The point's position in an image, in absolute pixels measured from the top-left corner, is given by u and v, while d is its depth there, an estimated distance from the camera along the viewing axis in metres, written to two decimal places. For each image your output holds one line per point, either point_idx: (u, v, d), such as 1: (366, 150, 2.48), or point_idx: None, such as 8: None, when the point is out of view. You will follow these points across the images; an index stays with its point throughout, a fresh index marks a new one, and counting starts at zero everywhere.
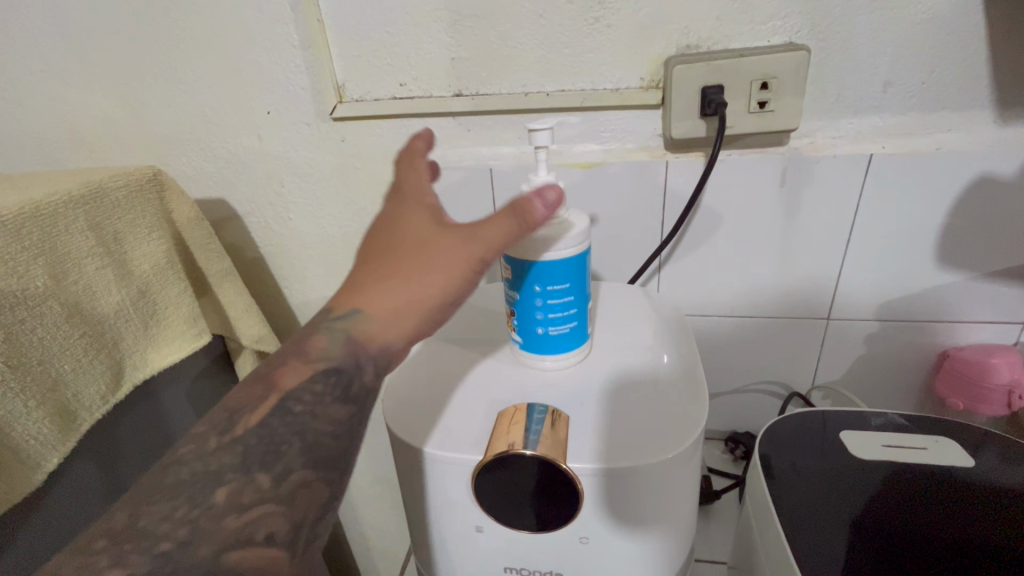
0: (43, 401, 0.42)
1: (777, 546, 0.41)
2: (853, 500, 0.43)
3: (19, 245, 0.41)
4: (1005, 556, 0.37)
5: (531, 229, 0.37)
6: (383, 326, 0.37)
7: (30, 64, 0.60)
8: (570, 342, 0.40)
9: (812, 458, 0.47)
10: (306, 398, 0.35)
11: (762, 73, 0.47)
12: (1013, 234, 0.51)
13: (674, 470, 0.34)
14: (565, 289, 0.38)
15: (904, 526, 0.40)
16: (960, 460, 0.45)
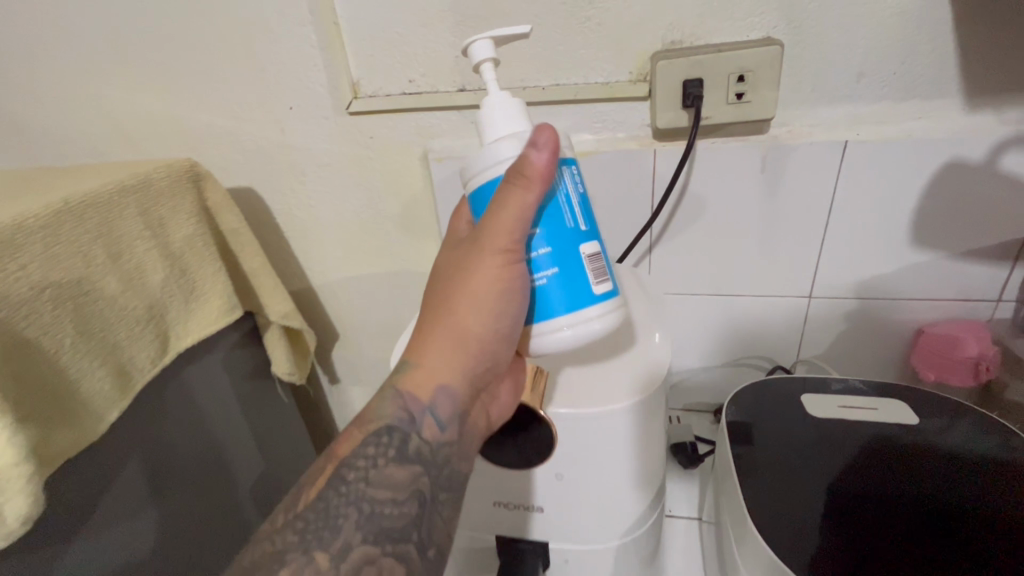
0: (105, 362, 0.49)
1: (736, 500, 0.47)
2: (813, 461, 0.47)
3: (83, 228, 0.47)
4: (952, 518, 0.41)
5: (492, 143, 0.36)
6: (441, 373, 0.40)
7: (78, 67, 0.67)
8: (551, 302, 0.36)
9: (779, 421, 0.52)
10: (361, 462, 0.38)
11: (739, 67, 0.51)
12: (983, 216, 0.54)
13: (637, 418, 0.39)
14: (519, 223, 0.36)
15: (865, 491, 0.44)
16: (908, 420, 0.50)
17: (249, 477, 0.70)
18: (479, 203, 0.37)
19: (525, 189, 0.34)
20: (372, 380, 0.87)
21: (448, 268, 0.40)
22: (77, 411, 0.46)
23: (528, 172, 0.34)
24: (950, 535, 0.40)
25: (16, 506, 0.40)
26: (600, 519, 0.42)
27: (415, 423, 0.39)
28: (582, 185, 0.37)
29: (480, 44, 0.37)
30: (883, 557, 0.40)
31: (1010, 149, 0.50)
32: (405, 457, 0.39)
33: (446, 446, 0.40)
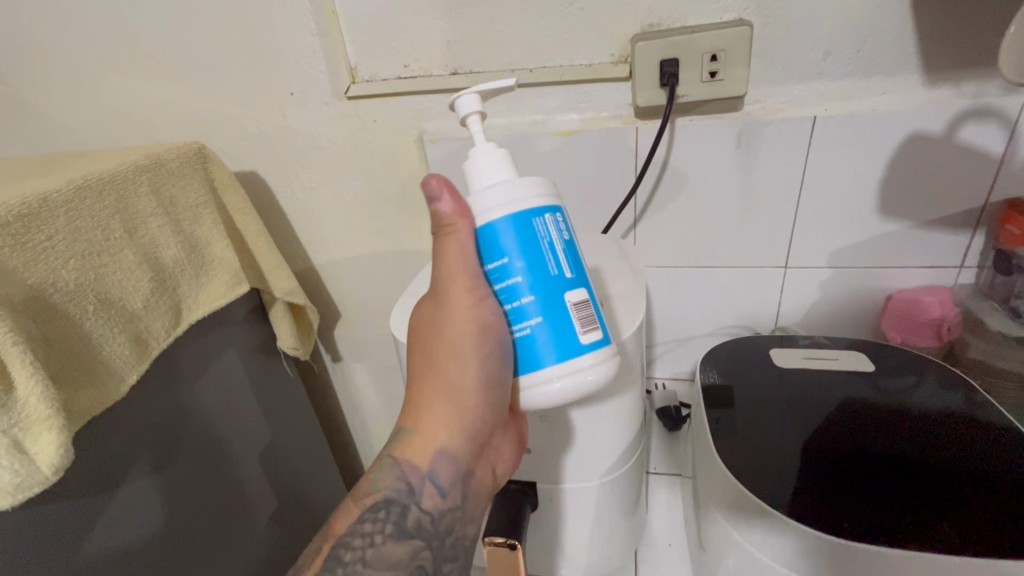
0: (124, 329, 0.52)
1: (709, 450, 0.50)
2: (780, 410, 0.52)
3: (102, 204, 0.51)
4: (913, 462, 0.44)
5: (480, 192, 0.39)
6: (439, 438, 0.43)
7: (85, 57, 0.70)
8: (539, 348, 0.38)
9: (750, 379, 0.56)
10: (357, 541, 0.41)
11: (712, 47, 0.54)
12: (945, 185, 0.57)
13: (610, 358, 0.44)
14: (502, 272, 0.39)
15: (833, 443, 0.47)
16: (864, 366, 0.56)
17: (260, 445, 0.74)
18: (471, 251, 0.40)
19: (454, 232, 0.39)
20: (373, 357, 0.90)
21: (432, 337, 0.44)
22: (101, 373, 0.50)
23: (451, 220, 0.39)
24: (912, 474, 0.43)
25: (49, 455, 0.43)
26: (582, 457, 0.46)
27: (412, 495, 0.42)
28: (567, 231, 0.39)
29: (466, 98, 0.41)
30: (876, 494, 0.43)
31: (968, 120, 0.53)
32: (405, 532, 0.41)
33: (446, 513, 0.43)
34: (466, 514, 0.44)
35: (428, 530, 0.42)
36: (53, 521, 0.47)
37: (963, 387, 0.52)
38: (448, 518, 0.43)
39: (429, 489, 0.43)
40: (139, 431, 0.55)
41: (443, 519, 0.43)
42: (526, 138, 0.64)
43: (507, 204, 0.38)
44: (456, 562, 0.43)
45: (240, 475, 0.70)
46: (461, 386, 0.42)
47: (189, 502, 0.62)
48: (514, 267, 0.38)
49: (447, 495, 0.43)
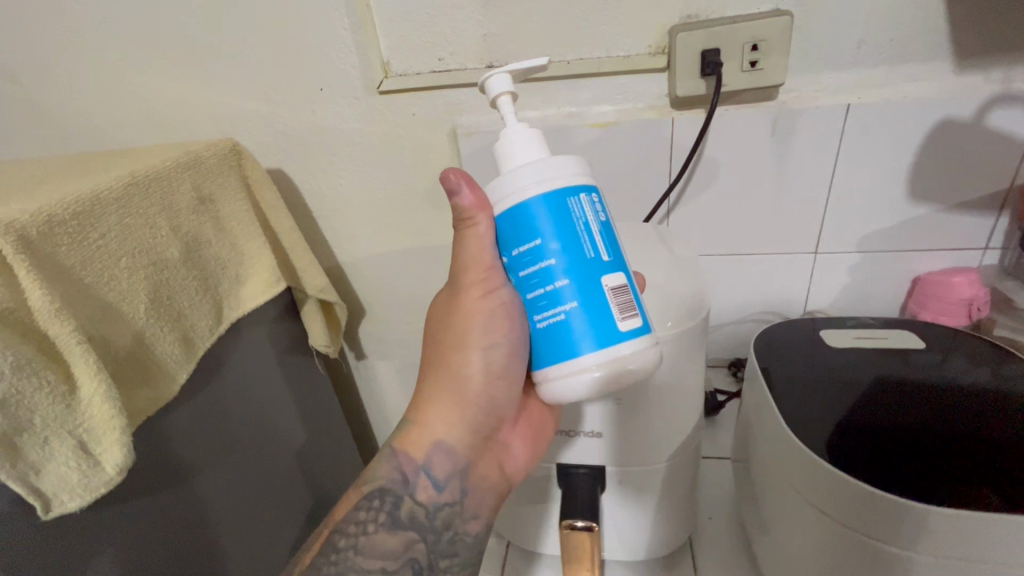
0: (173, 328, 0.52)
1: (776, 422, 0.47)
2: (824, 374, 0.51)
3: (148, 201, 0.50)
4: (967, 438, 0.42)
5: (512, 170, 0.38)
6: (436, 430, 0.47)
7: (109, 54, 0.69)
8: (571, 333, 0.38)
9: (795, 351, 0.55)
10: (353, 528, 0.46)
11: (753, 36, 0.55)
12: (973, 169, 0.59)
13: (685, 341, 0.46)
14: (536, 254, 0.38)
15: (878, 419, 0.45)
16: (915, 343, 0.54)
17: (295, 444, 0.74)
18: (502, 233, 0.40)
19: (473, 225, 0.41)
20: (398, 355, 0.90)
21: (441, 333, 0.48)
22: (153, 372, 0.49)
23: (470, 213, 0.41)
24: (966, 451, 0.41)
25: (114, 456, 0.43)
26: (654, 439, 0.48)
27: (407, 486, 0.47)
28: (601, 213, 0.39)
29: (496, 77, 0.40)
30: (935, 456, 0.41)
31: (997, 105, 0.55)
32: (399, 521, 0.46)
33: (441, 507, 0.47)
34: (463, 509, 0.47)
35: (422, 520, 0.47)
36: (112, 522, 0.46)
37: (990, 362, 0.51)
38: (443, 512, 0.47)
39: (424, 481, 0.47)
40: (183, 431, 0.55)
41: (438, 512, 0.47)
42: (561, 130, 0.64)
43: (540, 182, 0.37)
44: (452, 557, 0.47)
45: (277, 474, 0.70)
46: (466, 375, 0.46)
47: (233, 501, 0.61)
48: (548, 249, 0.37)
49: (442, 489, 0.47)
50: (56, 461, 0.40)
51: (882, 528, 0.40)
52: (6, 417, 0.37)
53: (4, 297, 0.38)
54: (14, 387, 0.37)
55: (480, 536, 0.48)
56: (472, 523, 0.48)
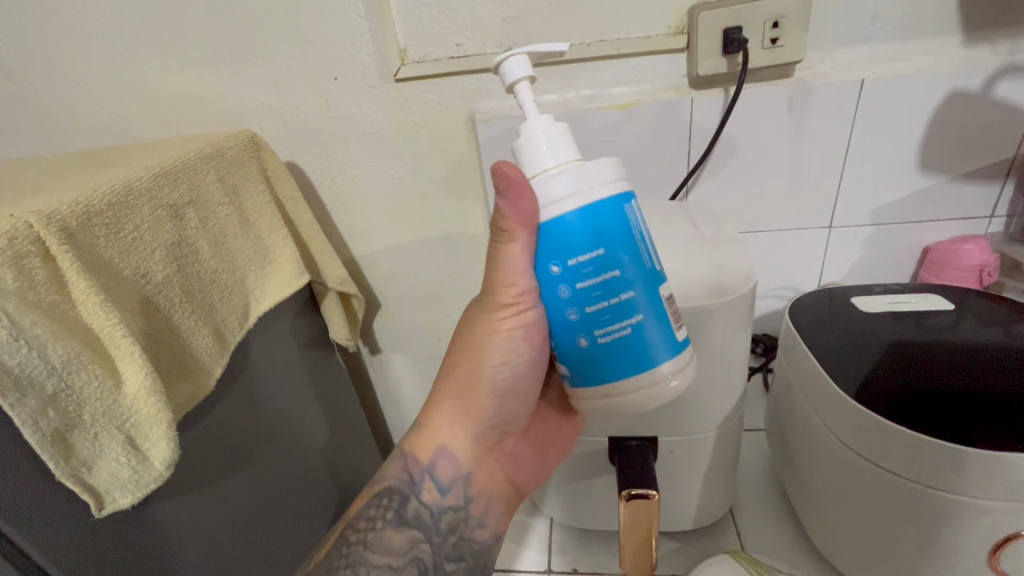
0: (206, 321, 0.51)
1: (824, 381, 0.48)
2: (853, 334, 0.52)
3: (177, 192, 0.49)
4: (997, 387, 0.42)
5: (542, 177, 0.35)
6: (442, 435, 0.48)
7: (111, 47, 0.66)
8: (630, 351, 0.36)
9: (826, 315, 0.56)
10: (361, 526, 0.46)
11: (774, 14, 0.56)
12: (981, 139, 0.61)
13: (736, 311, 0.47)
14: (601, 266, 0.34)
15: (906, 379, 0.45)
16: (946, 307, 0.54)
17: (320, 440, 0.73)
18: (549, 242, 0.35)
19: (514, 240, 0.37)
20: (413, 349, 0.89)
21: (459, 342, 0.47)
22: (191, 366, 0.48)
23: (510, 225, 0.37)
24: (995, 399, 0.41)
25: (161, 451, 0.41)
26: (702, 408, 0.49)
27: (414, 486, 0.47)
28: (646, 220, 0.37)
29: (514, 63, 0.37)
30: (963, 408, 0.41)
31: (1004, 76, 0.58)
32: (405, 520, 0.46)
33: (446, 510, 0.47)
34: (468, 516, 0.48)
35: (427, 521, 0.47)
36: (158, 521, 0.45)
37: (1000, 323, 0.51)
38: (447, 516, 0.47)
39: (429, 484, 0.47)
40: (218, 427, 0.53)
41: (443, 515, 0.47)
42: (581, 114, 0.64)
43: (576, 194, 0.34)
44: (458, 561, 0.47)
45: (306, 471, 0.68)
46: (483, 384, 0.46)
47: (268, 498, 0.60)
48: (615, 260, 0.34)
49: (447, 492, 0.47)
50: (105, 455, 0.39)
51: (929, 474, 0.41)
52: (57, 411, 0.36)
53: (49, 290, 0.37)
54: (65, 380, 0.36)
55: (487, 544, 0.48)
56: (478, 530, 0.48)
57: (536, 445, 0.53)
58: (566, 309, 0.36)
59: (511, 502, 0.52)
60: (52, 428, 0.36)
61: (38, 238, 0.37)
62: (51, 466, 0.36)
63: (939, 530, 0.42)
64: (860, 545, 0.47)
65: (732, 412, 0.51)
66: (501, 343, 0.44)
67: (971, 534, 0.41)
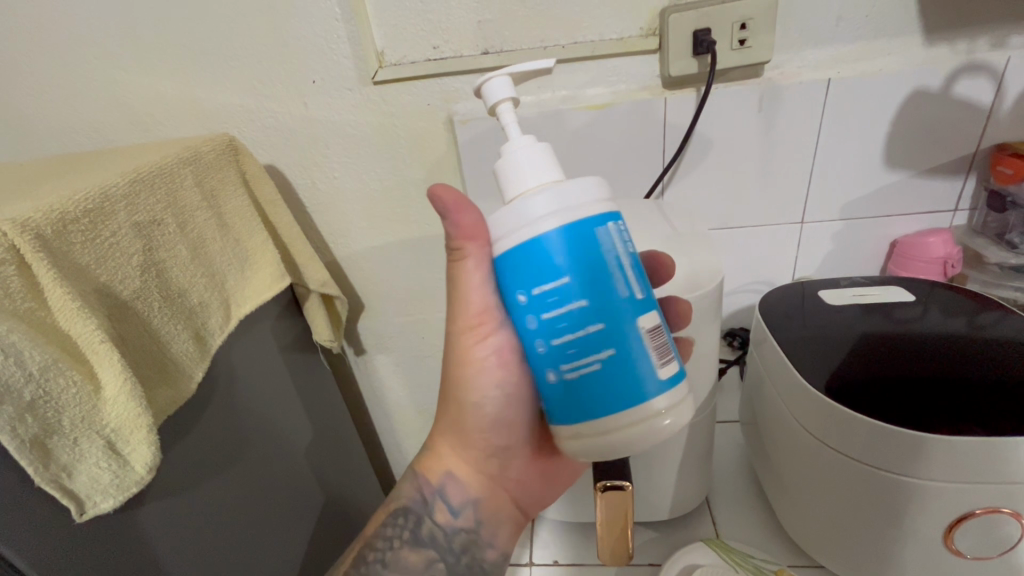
0: (186, 325, 0.51)
1: (790, 376, 0.50)
2: (821, 327, 0.54)
3: (154, 198, 0.50)
4: (956, 377, 0.44)
5: (524, 196, 0.35)
6: (446, 461, 0.50)
7: (85, 51, 0.66)
8: (603, 385, 0.35)
9: (793, 309, 0.58)
10: (377, 545, 0.49)
11: (740, 16, 0.58)
12: (943, 135, 0.63)
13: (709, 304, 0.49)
14: (565, 297, 0.34)
15: (869, 370, 0.47)
16: (906, 298, 0.56)
17: (305, 442, 0.73)
18: (513, 270, 0.35)
19: (465, 256, 0.40)
20: (397, 349, 0.90)
21: (445, 379, 0.49)
22: (171, 370, 0.49)
23: (460, 241, 0.40)
24: (953, 388, 0.43)
25: (142, 455, 0.42)
26: None
27: (427, 507, 0.50)
28: (630, 243, 0.36)
29: (497, 82, 0.38)
30: (924, 397, 0.43)
31: (963, 75, 0.60)
32: (420, 539, 0.49)
33: (458, 532, 0.50)
34: (479, 537, 0.50)
35: (440, 541, 0.49)
36: (140, 526, 0.45)
37: (965, 313, 0.53)
38: (460, 536, 0.50)
39: (441, 505, 0.50)
40: (202, 433, 0.54)
41: (456, 536, 0.50)
42: (558, 114, 0.65)
43: (557, 213, 0.34)
44: None
45: (292, 473, 0.69)
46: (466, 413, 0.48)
47: (253, 502, 0.61)
48: (582, 291, 0.34)
49: (458, 515, 0.50)
50: (86, 460, 0.39)
51: (891, 459, 0.42)
52: (36, 418, 0.36)
53: (25, 297, 0.37)
54: (43, 387, 0.37)
55: (497, 565, 0.50)
56: (489, 551, 0.50)
57: (544, 473, 0.54)
58: (533, 340, 0.36)
59: (520, 521, 0.54)
60: (30, 435, 0.36)
61: (13, 246, 0.37)
62: (30, 471, 0.36)
63: (903, 511, 0.43)
64: (831, 531, 0.48)
65: (705, 403, 0.53)
66: (480, 376, 0.47)
67: (933, 512, 0.42)
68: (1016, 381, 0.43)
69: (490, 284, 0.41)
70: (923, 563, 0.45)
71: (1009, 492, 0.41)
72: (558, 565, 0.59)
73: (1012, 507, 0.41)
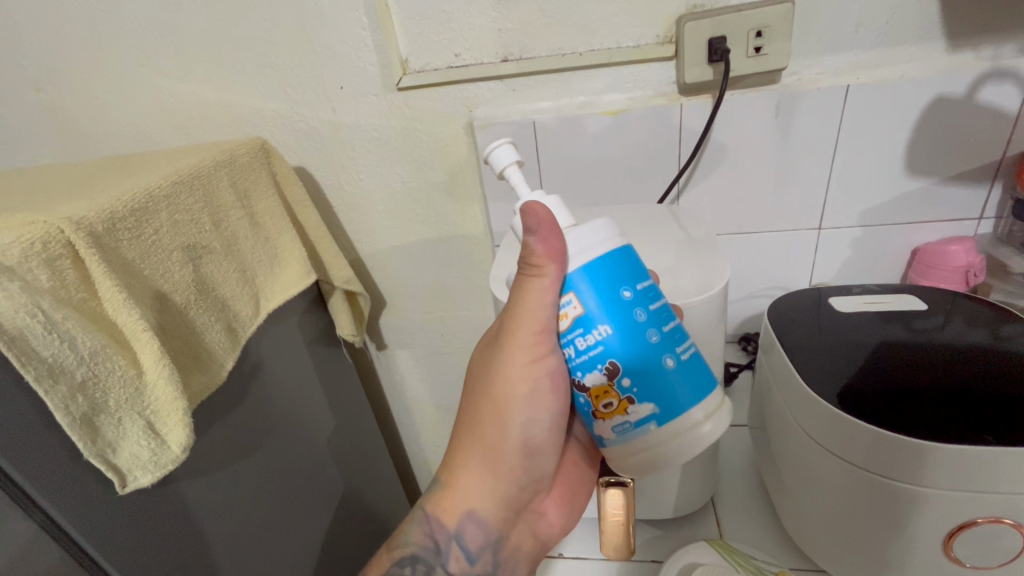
0: (219, 317, 0.55)
1: (800, 392, 0.49)
2: (833, 336, 0.54)
3: (193, 198, 0.54)
4: (965, 389, 0.44)
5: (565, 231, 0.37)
6: (469, 506, 0.49)
7: (133, 61, 0.71)
8: (700, 364, 0.39)
9: (806, 315, 0.58)
10: None
11: (756, 23, 0.58)
12: (967, 143, 0.62)
13: (718, 305, 0.49)
14: (655, 287, 0.38)
15: (875, 382, 0.47)
16: (919, 306, 0.56)
17: (327, 431, 0.77)
18: (614, 270, 0.36)
19: (541, 273, 0.38)
20: (416, 345, 0.93)
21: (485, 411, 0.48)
22: (205, 359, 0.52)
23: (539, 260, 0.37)
24: (961, 400, 0.43)
25: (178, 435, 0.45)
26: None
27: (440, 556, 0.49)
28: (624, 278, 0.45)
29: (502, 150, 0.38)
30: (929, 408, 0.43)
31: (988, 81, 0.59)
32: None
33: None
34: None
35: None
36: (173, 503, 0.49)
37: (987, 325, 0.52)
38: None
39: (456, 552, 0.49)
40: (229, 421, 0.57)
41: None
42: (574, 120, 0.67)
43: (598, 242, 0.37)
44: None
45: (314, 460, 0.73)
46: (503, 445, 0.48)
47: (276, 485, 0.64)
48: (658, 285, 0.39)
49: (475, 561, 0.49)
50: (128, 438, 0.43)
51: (893, 466, 0.43)
52: (85, 398, 0.40)
53: (78, 289, 0.41)
54: (93, 369, 0.40)
55: None
56: None
57: (563, 501, 0.56)
58: (647, 331, 0.36)
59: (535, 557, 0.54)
60: (80, 412, 0.39)
61: (69, 242, 0.41)
62: (79, 446, 0.39)
63: (904, 517, 0.44)
64: (831, 537, 0.49)
65: None
66: (526, 402, 0.46)
67: (934, 521, 0.43)
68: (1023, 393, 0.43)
69: (552, 301, 0.39)
70: (924, 571, 0.45)
71: (1013, 503, 0.41)
72: (564, 558, 0.60)
73: (1014, 519, 0.41)
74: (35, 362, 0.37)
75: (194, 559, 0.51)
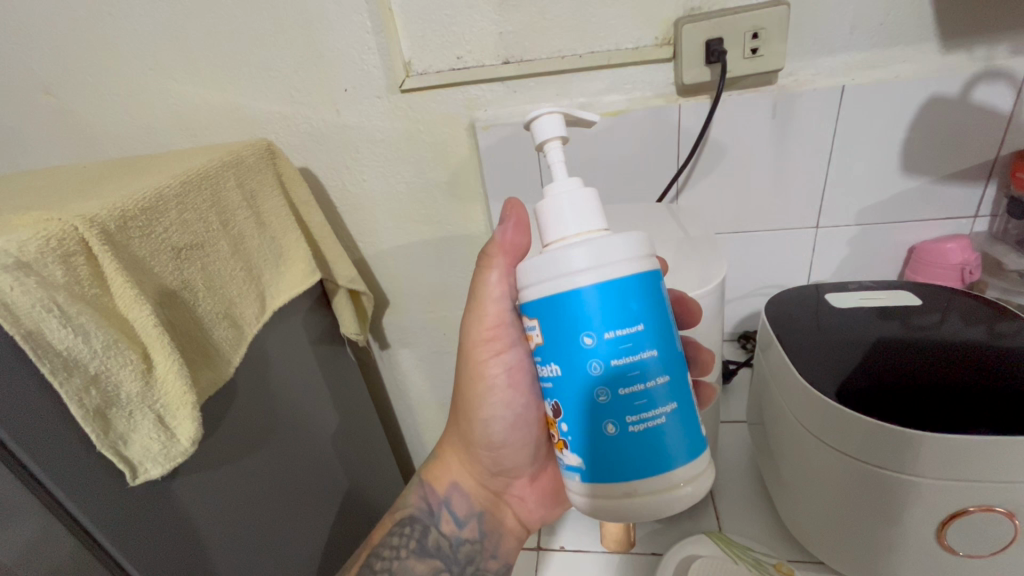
0: (225, 316, 0.56)
1: (794, 382, 0.51)
2: (829, 332, 0.55)
3: (200, 197, 0.55)
4: (959, 383, 0.45)
5: (567, 245, 0.35)
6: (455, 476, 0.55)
7: (142, 65, 0.72)
8: (658, 441, 0.37)
9: (802, 312, 0.59)
10: (386, 552, 0.52)
11: (752, 25, 0.60)
12: (962, 142, 0.63)
13: (716, 300, 0.51)
14: (637, 345, 0.35)
15: (871, 376, 0.48)
16: (913, 301, 0.57)
17: (331, 428, 0.78)
18: (584, 313, 0.34)
19: (492, 264, 0.46)
20: (419, 344, 0.94)
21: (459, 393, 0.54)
22: (212, 356, 0.53)
23: (494, 251, 0.46)
24: (954, 393, 0.44)
25: (187, 428, 0.47)
26: None
27: (433, 518, 0.54)
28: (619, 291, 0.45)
29: (548, 122, 0.38)
30: (923, 402, 0.44)
31: (982, 81, 0.60)
32: (426, 550, 0.53)
33: (463, 542, 0.54)
34: (483, 547, 0.54)
35: (446, 551, 0.53)
36: (181, 494, 0.50)
37: (983, 321, 0.52)
38: (465, 547, 0.54)
39: (447, 515, 0.54)
40: (237, 414, 0.59)
41: (461, 546, 0.54)
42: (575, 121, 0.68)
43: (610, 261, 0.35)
44: None
45: (319, 456, 0.74)
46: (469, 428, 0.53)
47: (282, 479, 0.65)
48: (651, 342, 0.36)
49: (463, 526, 0.54)
50: (139, 431, 0.44)
51: (885, 455, 0.44)
52: (98, 390, 0.41)
53: (92, 285, 0.42)
54: (105, 363, 0.41)
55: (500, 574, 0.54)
56: (491, 561, 0.54)
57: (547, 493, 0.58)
58: (595, 388, 0.36)
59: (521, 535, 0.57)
60: (94, 405, 0.41)
61: (82, 239, 0.42)
62: (92, 437, 0.40)
63: (898, 508, 0.44)
64: (826, 527, 0.50)
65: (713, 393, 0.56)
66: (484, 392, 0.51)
67: (927, 510, 0.44)
68: (1015, 387, 0.44)
69: (507, 292, 0.46)
70: (917, 560, 0.46)
71: (1004, 492, 0.41)
72: (564, 551, 0.60)
73: (1006, 507, 0.42)
74: (50, 354, 0.38)
75: (201, 549, 0.52)
